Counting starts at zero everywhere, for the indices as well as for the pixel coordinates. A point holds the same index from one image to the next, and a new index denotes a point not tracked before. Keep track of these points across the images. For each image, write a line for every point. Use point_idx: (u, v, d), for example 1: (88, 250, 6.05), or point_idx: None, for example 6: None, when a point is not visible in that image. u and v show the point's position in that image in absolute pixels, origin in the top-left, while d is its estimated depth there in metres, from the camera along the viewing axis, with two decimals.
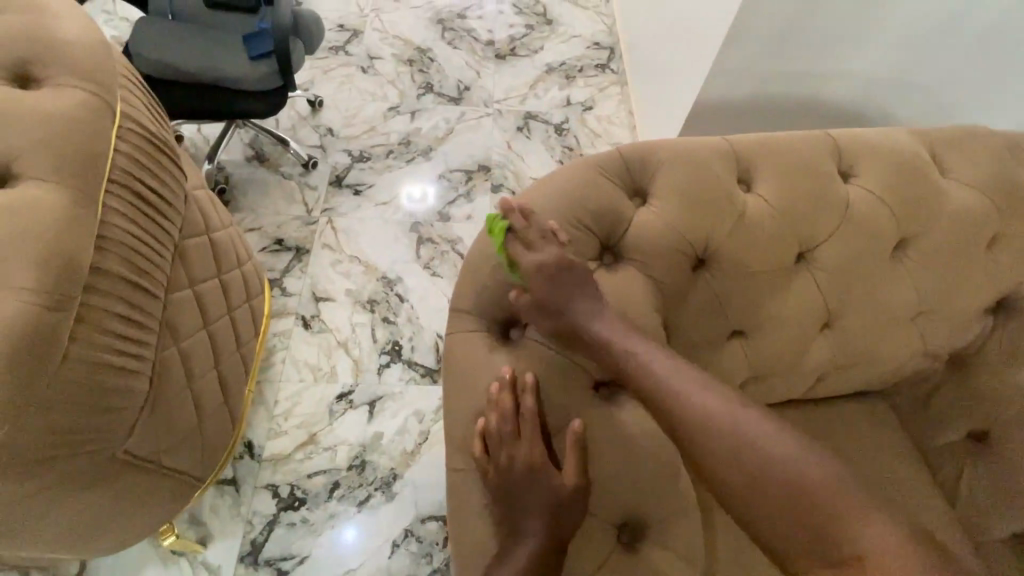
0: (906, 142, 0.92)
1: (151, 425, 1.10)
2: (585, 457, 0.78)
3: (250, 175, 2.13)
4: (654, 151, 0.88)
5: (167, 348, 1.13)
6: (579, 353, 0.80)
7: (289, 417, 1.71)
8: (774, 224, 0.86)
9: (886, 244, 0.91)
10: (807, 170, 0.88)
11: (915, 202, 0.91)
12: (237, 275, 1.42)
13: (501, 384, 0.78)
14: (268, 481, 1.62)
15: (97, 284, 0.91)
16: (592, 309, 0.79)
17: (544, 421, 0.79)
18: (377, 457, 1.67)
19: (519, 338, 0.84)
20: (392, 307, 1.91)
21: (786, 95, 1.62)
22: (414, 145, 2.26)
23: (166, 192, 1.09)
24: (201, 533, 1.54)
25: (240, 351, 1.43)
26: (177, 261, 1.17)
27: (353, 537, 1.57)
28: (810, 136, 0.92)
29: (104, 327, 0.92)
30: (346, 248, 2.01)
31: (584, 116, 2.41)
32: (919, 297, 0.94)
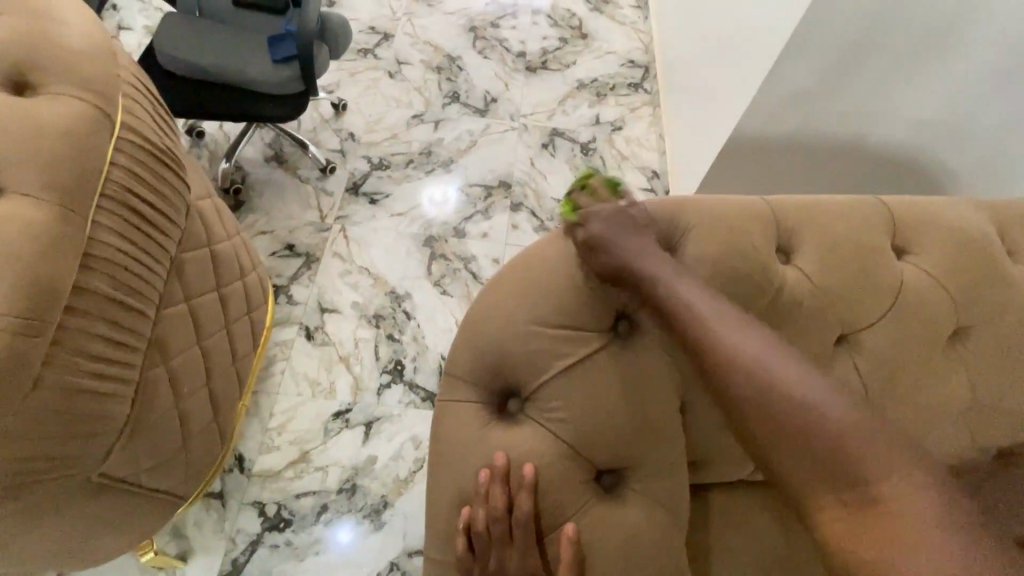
0: (969, 221, 0.84)
1: (132, 447, 1.05)
2: (581, 570, 0.70)
3: (267, 176, 2.10)
4: (684, 211, 0.81)
5: (155, 367, 1.08)
6: (584, 436, 0.72)
7: (283, 432, 1.65)
8: (814, 304, 0.78)
9: (939, 331, 0.81)
10: (855, 245, 0.81)
11: (975, 286, 0.82)
12: (238, 287, 1.37)
13: (493, 477, 0.71)
14: (255, 498, 1.57)
15: (79, 306, 0.86)
16: (601, 386, 0.73)
17: (540, 522, 0.71)
18: (368, 482, 1.60)
19: (518, 412, 0.76)
20: (398, 324, 1.85)
21: (834, 132, 1.51)
22: (435, 156, 2.20)
23: (165, 206, 1.04)
24: (182, 548, 1.49)
25: (235, 367, 1.38)
26: (173, 275, 1.12)
27: (348, 539, 1.54)
28: (859, 205, 0.84)
29: (84, 350, 0.87)
30: (357, 259, 1.95)
31: (612, 137, 2.32)
32: (973, 390, 0.83)
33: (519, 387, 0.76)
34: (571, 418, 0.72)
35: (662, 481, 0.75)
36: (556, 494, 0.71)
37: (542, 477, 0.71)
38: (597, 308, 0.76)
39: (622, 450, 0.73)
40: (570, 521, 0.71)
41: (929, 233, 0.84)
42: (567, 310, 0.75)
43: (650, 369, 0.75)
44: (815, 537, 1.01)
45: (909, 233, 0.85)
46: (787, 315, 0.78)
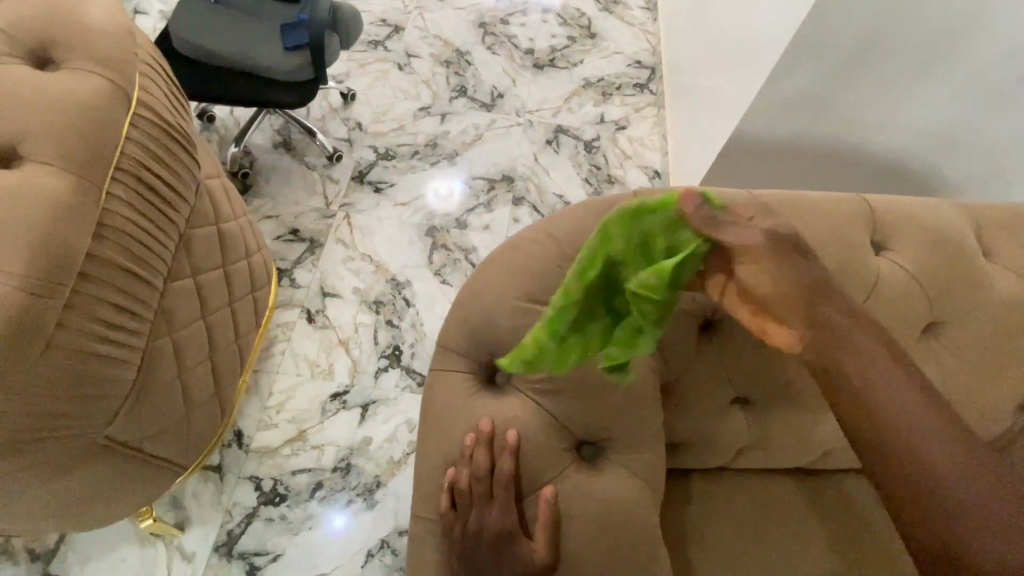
0: (948, 222, 0.88)
1: (136, 413, 1.09)
2: (558, 531, 0.73)
3: (275, 162, 2.14)
4: None
5: (160, 337, 1.12)
6: (566, 408, 0.76)
7: (281, 410, 1.69)
8: None
9: (913, 326, 0.85)
10: (835, 239, 0.84)
11: (950, 285, 0.85)
12: (243, 266, 1.41)
13: (478, 439, 0.75)
14: (252, 472, 1.61)
15: (92, 272, 0.90)
16: (584, 360, 0.77)
17: (520, 484, 0.75)
18: (363, 462, 1.64)
19: (504, 383, 0.80)
20: (397, 311, 1.89)
21: (831, 136, 1.53)
22: (441, 148, 2.23)
23: (176, 182, 1.08)
24: (180, 518, 1.53)
25: (237, 343, 1.42)
26: (181, 250, 1.16)
27: (342, 525, 1.57)
28: (841, 202, 0.88)
29: (95, 315, 0.91)
30: (360, 246, 1.99)
31: (615, 135, 2.35)
32: (943, 384, 0.87)
33: None
34: (554, 391, 0.76)
35: (639, 456, 0.79)
36: (538, 462, 0.75)
37: (525, 445, 0.75)
38: None
39: (601, 424, 0.77)
40: (549, 485, 0.75)
41: (909, 231, 0.87)
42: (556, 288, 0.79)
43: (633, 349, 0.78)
44: (791, 523, 1.05)
45: (889, 231, 0.88)
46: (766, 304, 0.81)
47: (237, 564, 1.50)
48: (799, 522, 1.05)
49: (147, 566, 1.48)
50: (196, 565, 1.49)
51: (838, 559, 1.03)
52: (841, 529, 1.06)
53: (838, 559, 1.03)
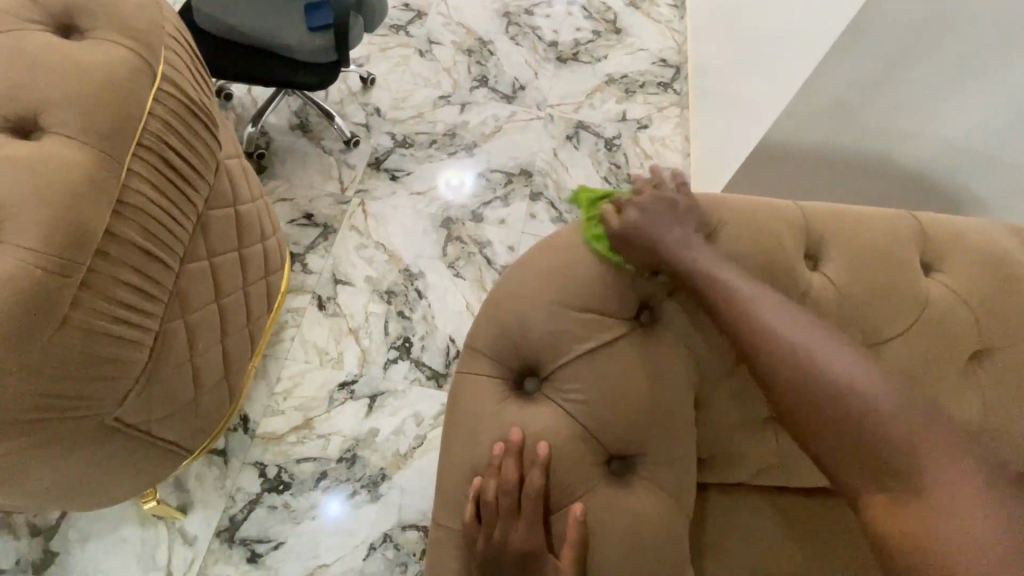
0: (996, 246, 0.84)
1: (146, 395, 1.07)
2: (586, 550, 0.71)
3: (291, 144, 2.10)
4: (715, 209, 0.81)
5: (174, 320, 1.10)
6: (597, 421, 0.74)
7: (288, 397, 1.67)
8: (838, 312, 0.78)
9: (958, 353, 0.81)
10: (883, 258, 0.80)
11: (997, 311, 0.82)
12: (258, 250, 1.39)
13: (507, 449, 0.72)
14: (257, 458, 1.59)
15: (108, 251, 0.87)
16: (620, 371, 0.74)
17: (548, 499, 0.72)
18: (368, 453, 1.62)
19: (534, 391, 0.78)
20: (409, 302, 1.86)
21: (862, 150, 1.49)
22: (459, 138, 2.19)
23: (197, 161, 1.05)
24: (182, 500, 1.52)
25: (248, 327, 1.40)
26: (197, 231, 1.14)
27: (337, 511, 1.55)
28: (890, 218, 0.84)
29: (111, 295, 0.89)
30: (374, 234, 1.96)
31: (637, 135, 2.30)
32: (984, 414, 0.84)
33: (537, 367, 0.77)
34: (588, 401, 0.74)
35: (670, 473, 0.76)
36: (567, 474, 0.72)
37: (555, 456, 0.72)
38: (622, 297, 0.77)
39: (633, 439, 0.74)
40: (577, 501, 0.72)
41: (957, 251, 0.84)
42: (593, 292, 0.76)
43: (667, 363, 0.76)
44: (814, 545, 1.02)
45: (936, 251, 0.84)
46: None
47: (238, 550, 1.49)
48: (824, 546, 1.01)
49: (148, 548, 1.47)
50: (197, 549, 1.48)
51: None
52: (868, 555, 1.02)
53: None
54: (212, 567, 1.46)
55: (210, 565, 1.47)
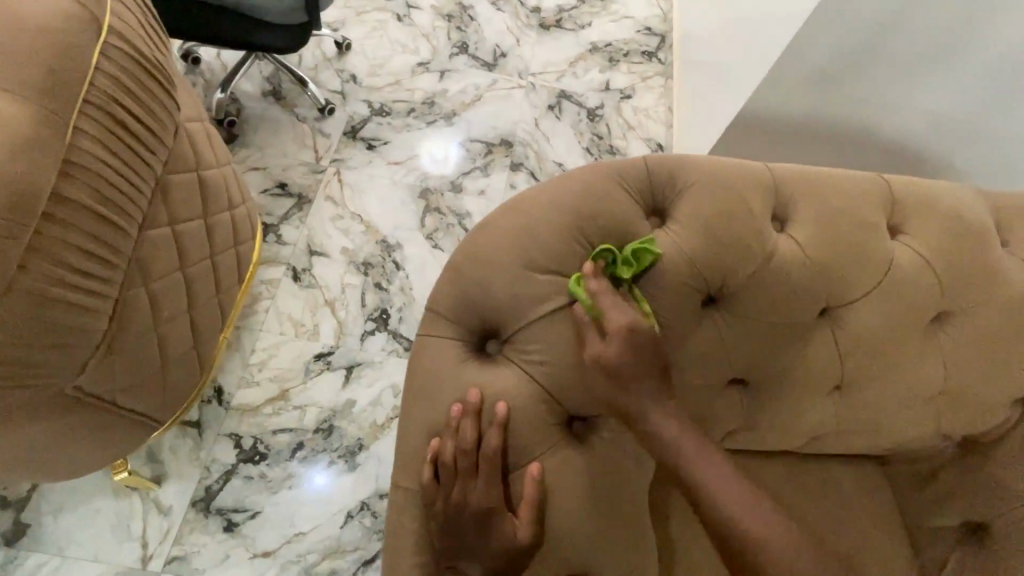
0: (968, 210, 0.84)
1: (108, 364, 1.05)
2: (543, 510, 0.72)
3: (263, 110, 2.03)
4: (682, 168, 0.80)
5: (134, 287, 1.06)
6: (558, 384, 0.74)
7: (263, 368, 1.65)
8: (803, 273, 0.78)
9: (921, 315, 0.82)
10: (850, 220, 0.80)
11: (961, 275, 0.82)
12: (226, 217, 1.34)
13: (464, 409, 0.73)
14: (232, 430, 1.58)
15: (55, 212, 0.84)
16: (583, 333, 0.74)
17: (506, 460, 0.72)
18: (345, 424, 1.61)
19: (496, 353, 0.78)
20: (386, 273, 1.83)
21: (842, 124, 1.47)
22: (438, 107, 2.14)
23: (152, 122, 1.01)
24: (156, 472, 1.51)
25: (218, 297, 1.36)
26: (157, 196, 1.10)
27: (323, 483, 1.55)
28: (861, 180, 0.83)
29: (61, 260, 0.86)
30: (350, 204, 1.92)
31: (620, 105, 2.26)
32: (944, 376, 0.85)
33: (500, 329, 0.77)
34: (550, 362, 0.74)
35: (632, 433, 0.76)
36: (529, 434, 0.73)
37: (513, 417, 0.73)
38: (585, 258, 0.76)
39: (595, 401, 0.75)
40: (535, 461, 0.73)
41: (926, 215, 0.84)
42: (556, 253, 0.75)
43: None
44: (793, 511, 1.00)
45: (904, 213, 0.84)
46: (774, 284, 0.77)
47: (214, 520, 1.48)
48: (799, 517, 0.98)
49: (121, 519, 1.46)
50: (172, 519, 1.47)
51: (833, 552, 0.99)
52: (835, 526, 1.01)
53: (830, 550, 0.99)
54: (188, 537, 1.46)
55: (186, 534, 1.46)
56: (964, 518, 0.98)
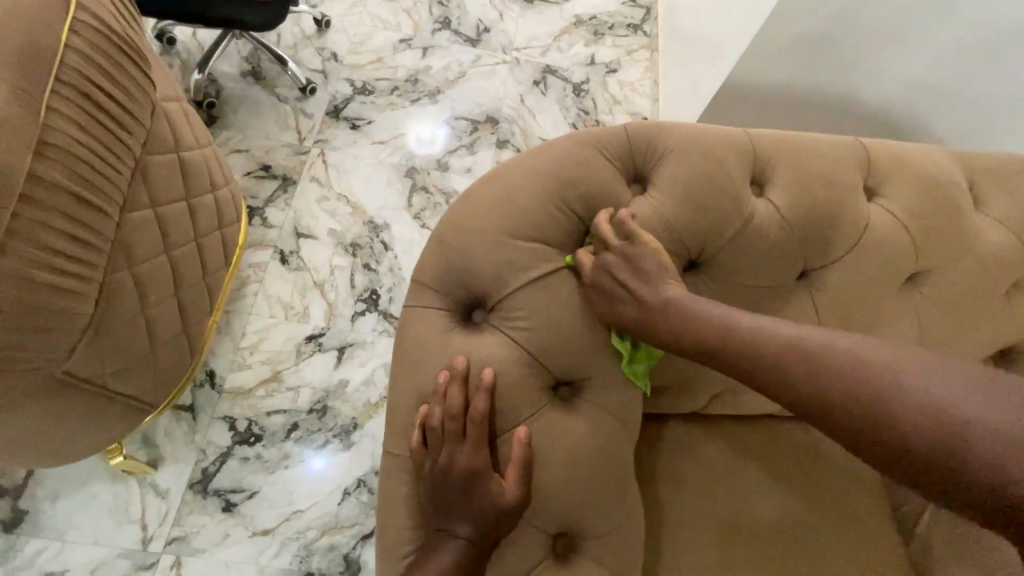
0: (943, 171, 0.85)
1: (96, 348, 1.04)
2: (530, 471, 0.74)
3: (243, 91, 2.00)
4: (662, 135, 0.81)
5: (119, 271, 1.06)
6: (541, 351, 0.75)
7: (255, 351, 1.66)
8: (781, 236, 0.79)
9: (896, 274, 0.84)
10: (828, 183, 0.82)
11: (937, 235, 0.84)
12: (209, 199, 1.33)
13: (452, 377, 0.74)
14: (226, 413, 1.58)
15: (32, 194, 0.83)
16: (565, 302, 0.75)
17: (493, 424, 0.74)
18: (339, 404, 1.62)
19: (481, 322, 0.79)
20: (374, 254, 1.83)
21: (826, 96, 1.47)
22: (421, 85, 2.11)
23: (128, 102, 1.00)
24: (152, 455, 1.52)
25: (205, 280, 1.36)
26: (136, 177, 1.09)
27: (322, 467, 1.56)
28: (838, 144, 0.84)
29: (42, 242, 0.85)
30: (335, 184, 1.90)
31: (606, 79, 2.23)
32: (919, 335, 0.88)
33: (484, 299, 0.78)
34: (533, 329, 0.75)
35: (615, 396, 0.79)
36: (516, 400, 0.75)
37: (500, 385, 0.74)
38: (567, 226, 0.77)
39: (579, 366, 0.77)
40: (522, 425, 0.75)
41: (901, 176, 0.85)
42: (538, 221, 0.76)
43: None
44: (770, 468, 1.03)
45: (881, 176, 0.86)
46: (753, 247, 0.79)
47: (212, 501, 1.49)
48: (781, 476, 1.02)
49: (118, 503, 1.47)
50: (170, 501, 1.48)
51: (814, 506, 1.02)
52: (816, 481, 1.04)
53: (811, 504, 1.03)
54: (186, 518, 1.47)
55: (184, 515, 1.47)
56: None
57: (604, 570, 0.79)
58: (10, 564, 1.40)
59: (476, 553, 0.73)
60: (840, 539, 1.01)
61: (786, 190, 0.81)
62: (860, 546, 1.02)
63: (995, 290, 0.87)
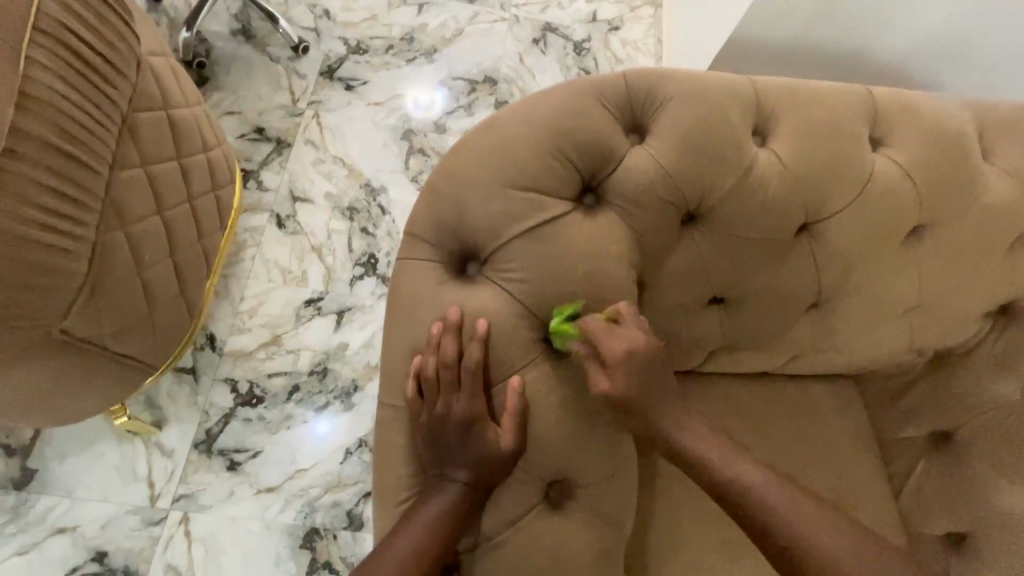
0: (953, 122, 0.83)
1: (93, 307, 1.04)
2: (525, 419, 0.75)
3: (234, 50, 1.94)
4: (662, 82, 0.78)
5: (112, 231, 1.05)
6: (535, 303, 0.75)
7: (254, 315, 1.66)
8: (782, 187, 0.78)
9: (899, 227, 0.82)
10: (832, 133, 0.79)
11: (942, 187, 0.82)
12: (202, 160, 1.31)
13: (446, 327, 0.74)
14: (227, 375, 1.60)
15: (16, 148, 0.82)
16: (559, 254, 0.74)
17: (487, 374, 0.75)
18: (339, 366, 1.63)
19: (475, 275, 0.78)
20: (372, 218, 1.80)
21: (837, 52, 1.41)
22: (417, 43, 2.04)
23: (111, 54, 0.97)
24: (156, 416, 1.54)
25: (201, 243, 1.34)
26: (125, 135, 1.06)
27: (325, 430, 1.58)
28: (845, 93, 0.82)
29: (29, 198, 0.84)
30: (330, 147, 1.87)
31: (608, 37, 2.15)
32: (918, 290, 0.87)
33: (478, 251, 0.77)
34: (527, 280, 0.74)
35: None
36: (509, 353, 0.75)
37: (493, 339, 0.74)
38: (563, 176, 0.75)
39: (574, 319, 0.76)
40: (515, 375, 0.76)
41: (909, 125, 0.83)
42: (534, 172, 0.74)
43: (610, 248, 0.75)
44: (763, 425, 1.04)
45: (887, 126, 0.83)
46: (753, 200, 0.77)
47: (217, 460, 1.52)
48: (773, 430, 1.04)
49: (125, 462, 1.50)
50: (176, 460, 1.51)
51: (805, 459, 1.04)
52: (810, 436, 1.05)
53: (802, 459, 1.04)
54: (192, 476, 1.50)
55: (190, 473, 1.50)
56: (932, 427, 1.04)
57: (598, 518, 0.81)
58: (23, 519, 1.44)
59: (474, 498, 0.75)
60: (831, 491, 1.03)
61: (789, 142, 0.79)
62: (851, 499, 1.03)
63: (998, 246, 0.86)
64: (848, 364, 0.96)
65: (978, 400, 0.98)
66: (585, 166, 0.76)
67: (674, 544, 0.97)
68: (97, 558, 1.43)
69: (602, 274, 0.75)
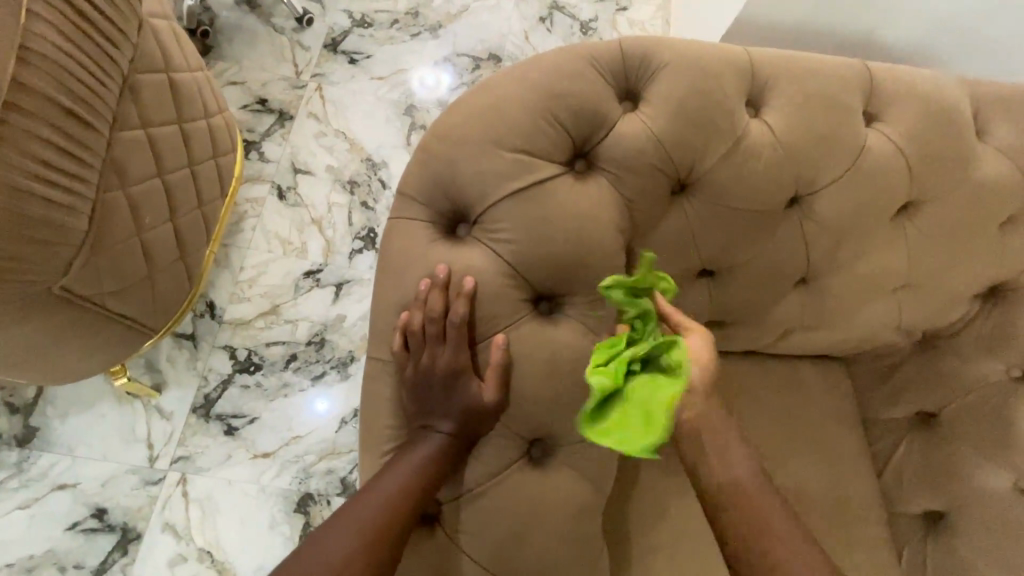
0: (950, 101, 0.82)
1: (92, 265, 1.06)
2: (507, 375, 0.77)
3: (239, 20, 1.93)
4: (658, 49, 0.78)
5: (112, 190, 1.06)
6: (523, 264, 0.76)
7: (253, 285, 1.68)
8: (772, 158, 0.78)
9: (890, 203, 0.83)
10: (826, 106, 0.80)
11: (935, 166, 0.82)
12: (203, 126, 1.31)
13: (433, 283, 0.76)
14: (226, 342, 1.62)
15: (18, 101, 0.83)
16: (547, 218, 0.75)
17: (472, 331, 0.77)
18: (336, 338, 1.64)
19: (466, 235, 0.79)
20: (372, 192, 1.81)
21: None
22: (422, 19, 2.02)
23: (111, 13, 0.97)
24: (156, 380, 1.57)
25: (201, 209, 1.35)
26: (126, 95, 1.07)
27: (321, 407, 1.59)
28: (842, 66, 0.81)
29: (30, 152, 0.85)
30: (333, 120, 1.87)
31: (616, 17, 2.12)
32: (907, 268, 0.88)
33: (469, 212, 0.78)
34: (516, 242, 0.75)
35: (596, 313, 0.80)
36: (496, 314, 0.77)
37: (480, 299, 0.76)
38: (555, 140, 0.76)
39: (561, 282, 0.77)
40: (500, 331, 0.77)
41: (906, 101, 0.83)
42: (526, 135, 0.75)
43: (598, 213, 0.76)
44: (748, 399, 1.06)
45: (884, 102, 0.83)
46: (745, 171, 0.78)
47: (215, 424, 1.55)
48: (757, 404, 1.06)
49: (125, 424, 1.54)
50: (174, 423, 1.54)
51: (787, 433, 1.06)
52: (794, 411, 1.07)
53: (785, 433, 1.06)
54: (190, 439, 1.53)
55: (188, 436, 1.54)
56: (918, 407, 1.05)
57: (579, 477, 0.83)
58: (26, 474, 1.48)
59: (457, 449, 0.78)
60: (813, 464, 1.05)
61: (784, 113, 0.79)
62: (833, 473, 1.05)
63: (989, 228, 0.86)
64: (836, 340, 0.97)
65: (964, 382, 1.00)
66: (579, 133, 0.77)
67: (655, 508, 1.00)
68: (97, 515, 1.47)
69: (590, 239, 0.76)
